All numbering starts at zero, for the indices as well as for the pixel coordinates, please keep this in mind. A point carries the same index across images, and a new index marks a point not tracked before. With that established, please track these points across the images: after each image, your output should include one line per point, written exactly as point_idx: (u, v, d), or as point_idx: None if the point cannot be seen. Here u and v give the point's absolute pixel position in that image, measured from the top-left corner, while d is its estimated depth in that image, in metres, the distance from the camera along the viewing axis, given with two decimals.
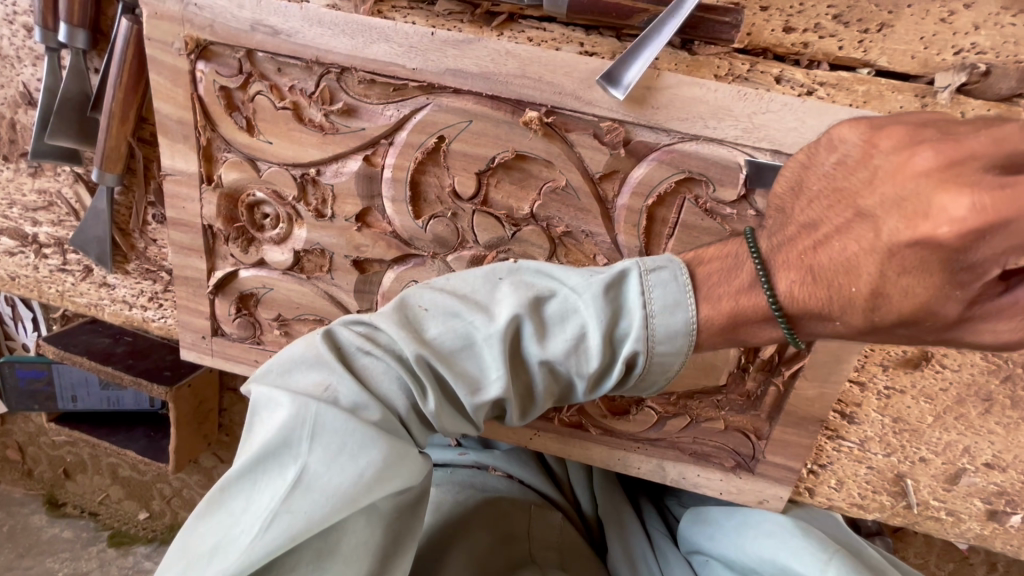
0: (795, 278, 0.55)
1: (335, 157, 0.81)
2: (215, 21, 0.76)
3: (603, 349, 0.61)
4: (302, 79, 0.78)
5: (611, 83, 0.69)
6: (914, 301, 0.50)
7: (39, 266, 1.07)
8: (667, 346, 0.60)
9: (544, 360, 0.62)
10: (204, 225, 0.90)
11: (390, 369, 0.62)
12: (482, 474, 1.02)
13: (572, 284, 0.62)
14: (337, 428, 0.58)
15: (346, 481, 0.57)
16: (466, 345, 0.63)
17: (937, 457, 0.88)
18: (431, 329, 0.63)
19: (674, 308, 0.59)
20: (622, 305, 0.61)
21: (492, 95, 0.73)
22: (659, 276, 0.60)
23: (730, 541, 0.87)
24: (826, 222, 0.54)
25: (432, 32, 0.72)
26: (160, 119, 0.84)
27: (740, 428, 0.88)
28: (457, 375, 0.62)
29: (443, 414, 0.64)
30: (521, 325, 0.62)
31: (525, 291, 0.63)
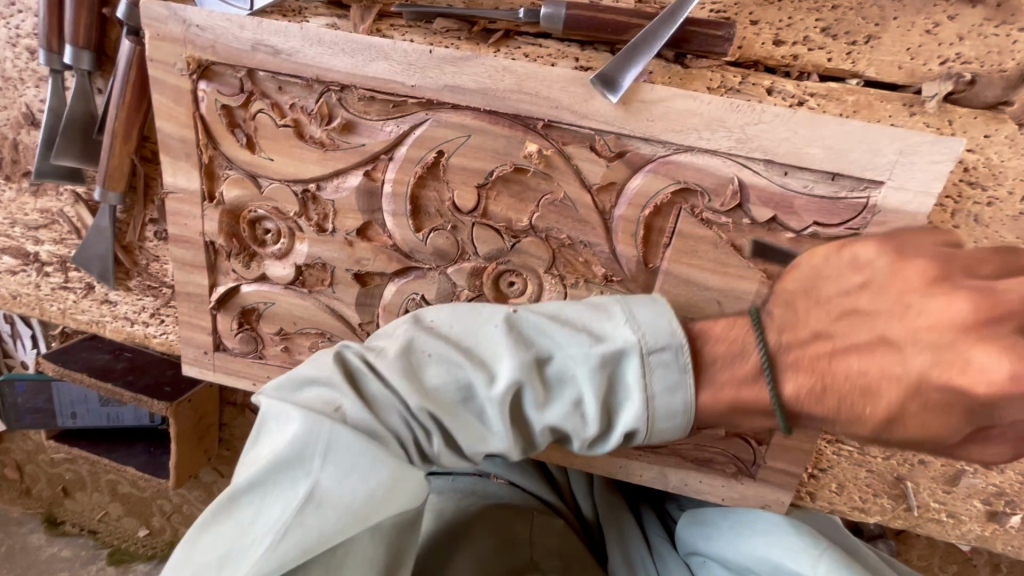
0: (799, 380, 0.55)
1: (335, 173, 0.82)
2: (216, 42, 0.77)
3: (600, 421, 0.60)
4: (302, 97, 0.79)
5: (604, 81, 0.71)
6: (931, 431, 0.51)
7: (41, 284, 1.07)
8: (665, 423, 0.59)
9: (543, 424, 0.62)
10: (206, 242, 0.91)
11: (395, 408, 0.61)
12: (483, 481, 1.02)
13: (573, 352, 0.60)
14: (351, 447, 0.58)
15: (357, 499, 0.58)
16: (468, 401, 0.62)
17: (936, 459, 0.89)
18: (433, 376, 0.62)
19: (674, 391, 0.58)
20: (620, 381, 0.60)
21: (490, 110, 0.75)
22: (661, 357, 0.58)
23: (726, 541, 0.86)
24: (835, 333, 0.56)
25: (430, 50, 0.73)
26: (162, 138, 0.85)
27: (741, 434, 0.89)
28: (461, 425, 0.62)
29: (446, 448, 0.64)
30: (521, 391, 0.60)
31: (526, 355, 0.61)
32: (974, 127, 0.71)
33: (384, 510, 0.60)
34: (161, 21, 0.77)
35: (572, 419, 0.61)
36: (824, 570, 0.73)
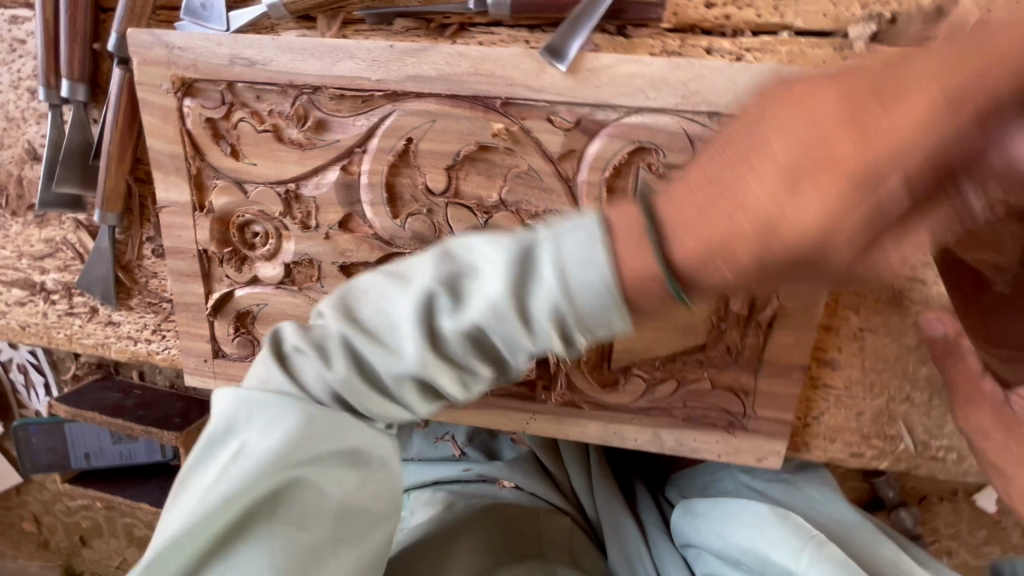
0: (675, 191, 0.44)
1: (314, 171, 0.88)
2: (197, 61, 0.84)
3: (519, 313, 0.49)
4: (278, 102, 0.85)
5: (556, 58, 0.76)
6: (808, 228, 0.38)
7: (48, 312, 1.12)
8: (595, 306, 0.46)
9: (455, 331, 0.52)
10: (199, 250, 0.96)
11: (315, 359, 0.60)
12: (492, 486, 1.10)
13: (481, 259, 0.51)
14: (269, 402, 0.61)
15: (270, 449, 0.59)
16: (382, 315, 0.56)
17: (925, 394, 0.90)
18: (352, 304, 0.58)
19: (587, 257, 0.45)
20: (534, 277, 0.48)
21: (451, 95, 0.80)
22: (566, 237, 0.47)
23: (715, 532, 0.90)
24: (753, 133, 0.41)
25: (390, 45, 0.79)
26: (154, 155, 0.91)
27: (727, 386, 0.90)
28: (374, 345, 0.57)
29: (353, 393, 0.60)
30: (429, 303, 0.53)
31: (431, 268, 0.54)
32: None
33: (306, 460, 0.61)
34: (146, 47, 0.84)
35: (485, 316, 0.50)
36: (807, 563, 0.76)
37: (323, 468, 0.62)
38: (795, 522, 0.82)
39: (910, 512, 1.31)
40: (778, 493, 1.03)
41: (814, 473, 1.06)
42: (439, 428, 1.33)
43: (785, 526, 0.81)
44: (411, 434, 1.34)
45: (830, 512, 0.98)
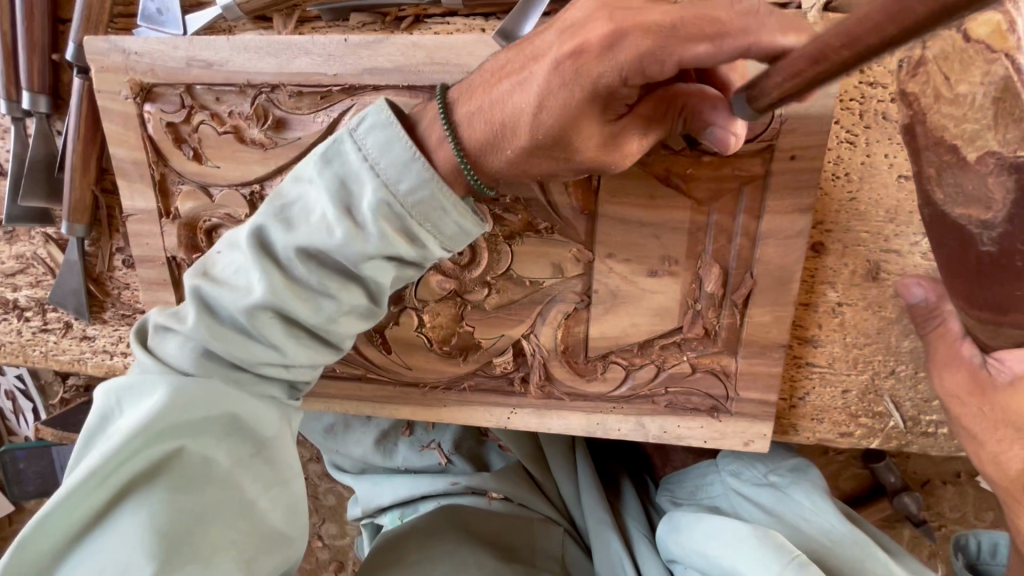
0: (468, 104, 0.65)
1: (277, 171, 0.87)
2: (154, 65, 0.84)
3: (345, 220, 0.66)
4: (237, 103, 0.85)
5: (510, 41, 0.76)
6: (562, 124, 0.60)
7: (22, 330, 1.11)
8: (401, 183, 0.65)
9: (289, 249, 0.69)
10: (168, 257, 0.95)
11: (174, 329, 0.75)
12: (481, 501, 1.17)
13: (306, 172, 0.69)
14: (133, 381, 0.75)
15: (137, 416, 0.72)
16: (236, 265, 0.72)
17: (911, 367, 0.88)
18: (218, 265, 0.74)
19: (405, 168, 0.64)
20: (345, 170, 0.67)
21: (408, 85, 0.79)
22: (364, 126, 0.66)
23: (693, 549, 0.93)
24: (525, 61, 0.61)
25: (345, 39, 0.79)
26: (117, 163, 0.91)
27: (708, 369, 0.88)
28: (229, 288, 0.72)
29: (222, 334, 0.73)
30: (264, 227, 0.70)
31: (266, 206, 0.71)
32: None
33: (171, 431, 0.72)
34: (103, 54, 0.84)
35: (320, 230, 0.67)
36: None
37: (200, 437, 0.74)
38: (774, 541, 0.83)
39: (915, 497, 1.27)
40: (761, 497, 1.02)
41: (803, 480, 1.03)
42: (424, 436, 1.31)
43: (765, 547, 0.82)
44: (396, 442, 1.31)
45: (817, 521, 0.95)
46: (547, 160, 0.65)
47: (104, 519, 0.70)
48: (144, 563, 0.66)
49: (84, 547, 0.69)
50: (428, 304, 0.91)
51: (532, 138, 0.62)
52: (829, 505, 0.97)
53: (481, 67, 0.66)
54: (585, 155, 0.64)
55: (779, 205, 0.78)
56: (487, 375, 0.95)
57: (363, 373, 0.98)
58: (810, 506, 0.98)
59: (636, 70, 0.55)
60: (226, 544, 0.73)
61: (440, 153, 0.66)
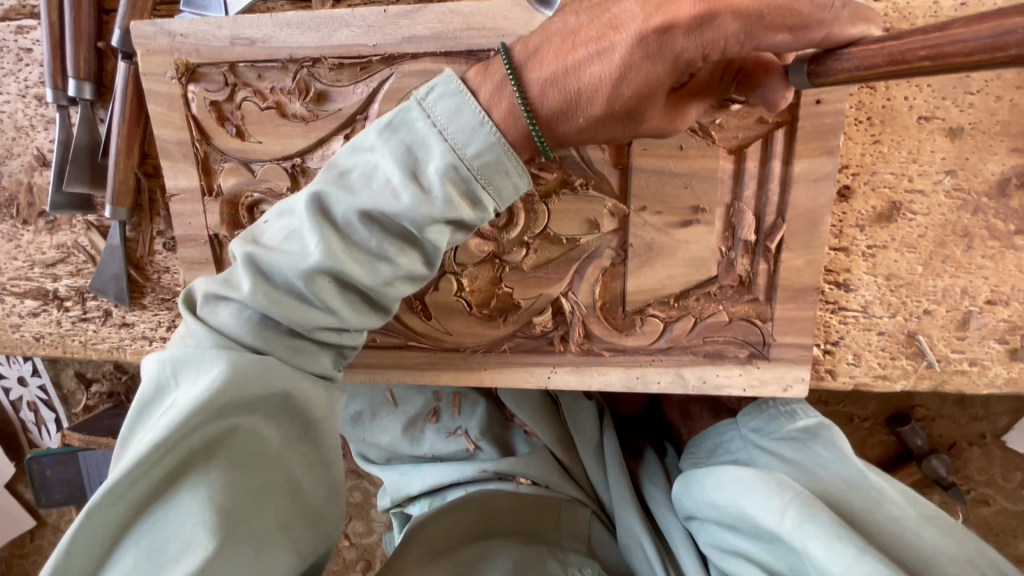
0: (541, 68, 0.66)
1: (319, 143, 0.90)
2: (199, 46, 0.87)
3: (412, 183, 0.67)
4: (279, 79, 0.88)
5: (542, 4, 0.79)
6: (641, 92, 0.64)
7: (62, 320, 1.13)
8: (469, 150, 0.66)
9: (350, 213, 0.69)
10: (211, 235, 0.98)
11: (228, 299, 0.74)
12: (507, 485, 1.15)
13: (370, 139, 0.70)
14: (185, 355, 0.72)
15: (195, 393, 0.69)
16: (292, 231, 0.72)
17: (941, 306, 0.90)
18: (270, 233, 0.74)
19: (473, 133, 0.66)
20: (412, 136, 0.68)
21: (445, 52, 0.83)
22: (434, 95, 0.68)
23: (707, 504, 0.92)
24: (604, 28, 0.64)
25: (384, 10, 0.83)
26: (161, 144, 0.94)
27: (744, 316, 0.91)
28: (286, 253, 0.71)
29: (278, 301, 0.72)
30: (324, 192, 0.70)
31: (327, 175, 0.71)
32: None
33: (224, 412, 0.70)
34: (150, 37, 0.88)
35: (384, 195, 0.68)
36: (790, 522, 0.77)
37: (255, 415, 0.73)
38: (782, 487, 0.82)
39: (943, 458, 1.28)
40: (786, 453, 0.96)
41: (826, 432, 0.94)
42: (449, 421, 1.24)
43: (771, 490, 0.82)
44: (423, 429, 1.25)
45: (842, 471, 0.89)
46: (614, 128, 0.68)
47: (160, 496, 0.69)
48: (204, 539, 0.66)
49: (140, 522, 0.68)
50: (467, 268, 0.94)
51: (609, 106, 0.66)
52: (852, 453, 0.91)
53: (547, 31, 0.68)
54: (651, 123, 0.69)
55: (807, 148, 0.81)
56: (526, 335, 0.97)
57: (404, 342, 1.00)
58: (834, 456, 0.92)
59: (719, 49, 0.60)
60: (277, 520, 0.74)
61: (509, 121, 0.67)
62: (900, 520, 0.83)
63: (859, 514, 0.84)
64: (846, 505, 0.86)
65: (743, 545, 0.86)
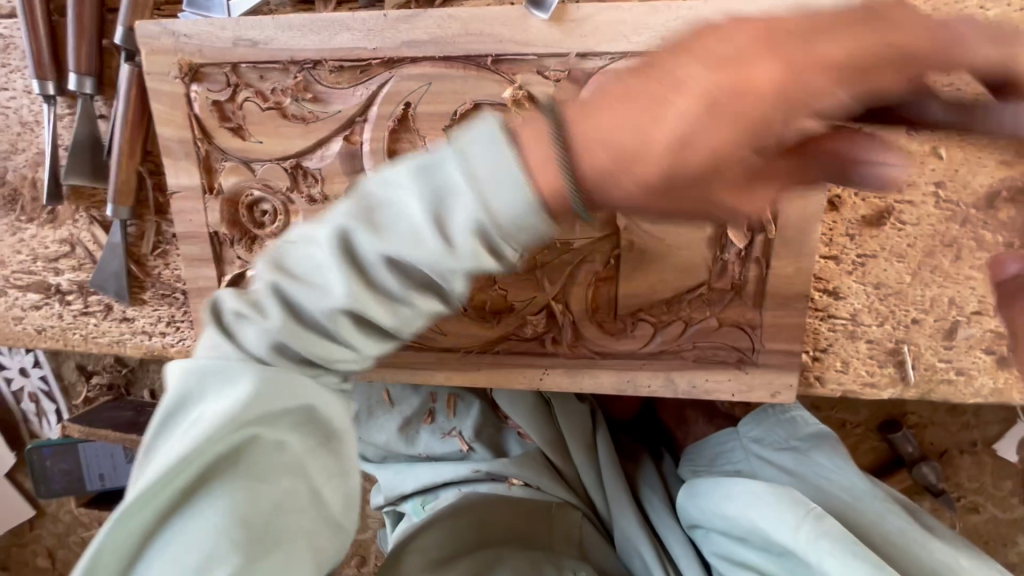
0: (583, 127, 0.48)
1: (318, 143, 0.92)
2: (203, 46, 0.89)
3: (439, 234, 0.51)
4: (280, 80, 0.90)
5: (536, 7, 0.81)
6: (716, 150, 0.47)
7: (64, 314, 1.15)
8: (531, 184, 0.48)
9: (379, 256, 0.54)
10: (211, 233, 1.00)
11: (255, 317, 0.60)
12: (502, 486, 1.12)
13: (405, 174, 0.53)
14: (206, 367, 0.61)
15: (223, 406, 0.59)
16: (318, 262, 0.58)
17: (928, 315, 0.92)
18: (289, 257, 0.59)
19: (678, 97, 0.48)
20: (464, 171, 0.50)
21: (444, 57, 0.85)
22: (477, 133, 0.50)
23: (717, 515, 0.93)
24: (674, 82, 0.47)
25: (384, 14, 0.84)
26: (164, 143, 0.95)
27: (734, 322, 0.92)
28: (311, 290, 0.58)
29: (296, 337, 0.59)
30: (350, 232, 0.55)
31: (358, 201, 0.56)
32: None
33: (272, 421, 0.61)
34: (154, 37, 0.89)
35: (413, 244, 0.53)
36: (805, 538, 0.78)
37: (273, 426, 0.62)
38: (794, 500, 0.83)
39: (933, 466, 1.30)
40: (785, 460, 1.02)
41: (825, 442, 1.02)
42: (444, 423, 1.27)
43: (783, 504, 0.83)
44: (418, 429, 1.27)
45: (840, 481, 0.96)
46: (674, 205, 0.50)
47: (180, 508, 0.61)
48: (225, 561, 0.58)
49: (152, 542, 0.60)
50: None
51: (669, 173, 0.47)
52: (852, 466, 0.98)
53: (600, 87, 0.50)
54: (724, 208, 0.51)
55: None
56: (520, 338, 0.98)
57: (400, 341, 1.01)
58: (834, 467, 0.99)
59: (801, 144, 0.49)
60: (305, 535, 0.64)
61: (541, 178, 0.48)
62: (891, 533, 0.88)
63: (857, 521, 0.90)
64: (842, 513, 0.92)
65: (756, 560, 0.87)
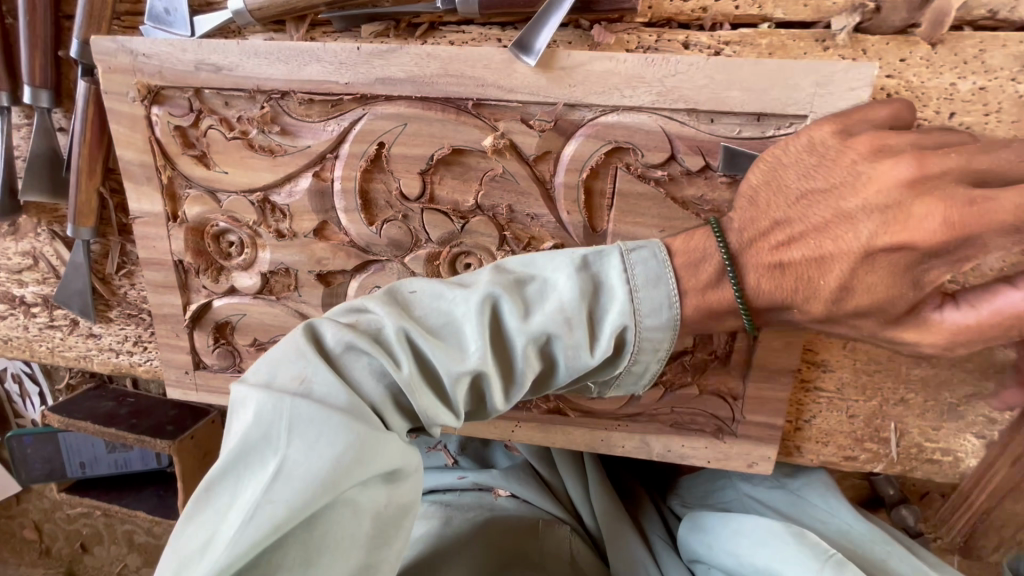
0: None
1: (287, 178, 0.86)
2: (163, 68, 0.82)
3: (582, 326, 0.64)
4: (247, 108, 0.84)
5: (524, 52, 0.74)
6: None
7: (29, 325, 1.12)
8: (651, 320, 0.65)
9: (527, 335, 0.63)
10: (175, 261, 0.95)
11: (371, 354, 0.61)
12: (487, 496, 1.03)
13: (553, 269, 0.66)
14: (313, 414, 0.57)
15: (326, 464, 0.55)
16: (453, 319, 0.63)
17: (920, 395, 0.88)
18: (423, 312, 0.65)
19: (656, 285, 0.65)
20: (603, 286, 0.66)
21: (421, 97, 0.78)
22: (638, 255, 0.66)
23: (725, 552, 0.83)
24: None
25: (357, 47, 0.77)
26: (124, 166, 0.89)
27: (715, 390, 0.88)
28: (441, 347, 0.62)
29: (417, 387, 0.61)
30: (502, 303, 0.63)
31: (505, 278, 0.65)
32: (888, 53, 0.71)
33: (359, 480, 0.57)
34: (110, 54, 0.82)
35: None
36: None
37: (365, 482, 0.58)
38: (814, 541, 0.75)
39: (914, 510, 1.08)
40: (775, 501, 0.95)
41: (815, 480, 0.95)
42: (430, 437, 1.24)
43: (802, 544, 0.74)
44: None
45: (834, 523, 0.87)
46: None
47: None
48: None
49: None
50: None
51: None
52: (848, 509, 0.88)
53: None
54: None
55: None
56: None
57: None
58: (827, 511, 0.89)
59: None
60: None
61: None
62: None
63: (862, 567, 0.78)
64: (862, 559, 0.80)
65: None
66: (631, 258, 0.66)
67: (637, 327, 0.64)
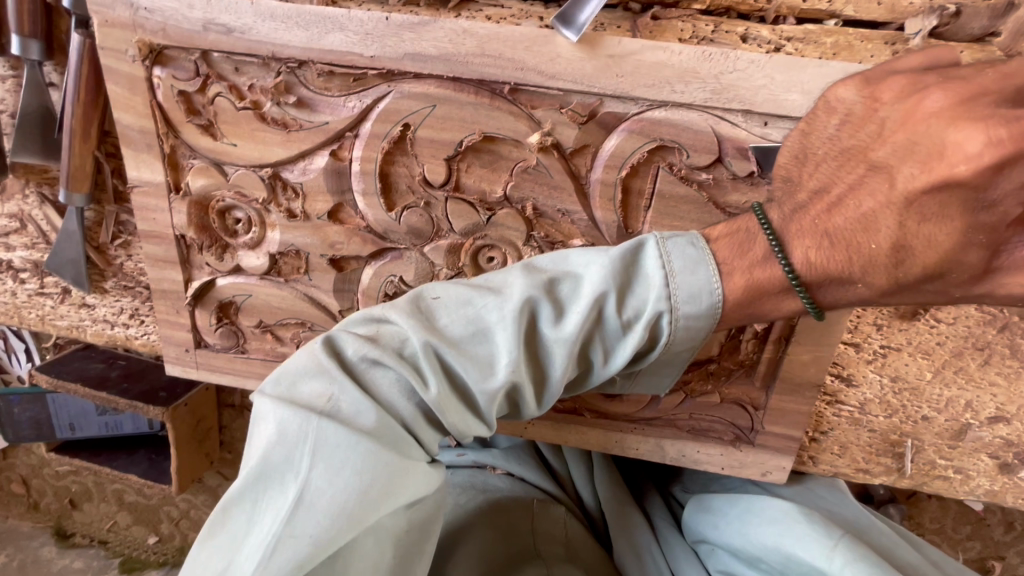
0: None
1: (301, 155, 0.80)
2: (166, 24, 0.74)
3: (620, 326, 0.59)
4: (259, 76, 0.77)
5: (565, 24, 0.67)
6: None
7: (17, 291, 1.06)
8: (692, 308, 0.58)
9: (563, 342, 0.58)
10: (177, 236, 0.89)
11: (396, 368, 0.57)
12: (482, 474, 1.00)
13: (586, 268, 0.60)
14: (335, 437, 0.53)
15: (352, 489, 0.52)
16: (482, 328, 0.59)
17: (940, 414, 0.88)
18: (447, 320, 0.60)
19: (694, 268, 0.58)
20: (641, 277, 0.59)
21: (453, 77, 0.72)
22: (675, 243, 0.59)
23: (733, 529, 0.83)
24: None
25: (386, 16, 0.70)
26: (122, 130, 0.82)
27: (736, 400, 0.87)
28: (472, 361, 0.58)
29: (447, 402, 0.57)
30: (536, 307, 0.59)
31: (535, 278, 0.60)
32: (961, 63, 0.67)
33: (385, 504, 0.54)
34: (108, 6, 0.74)
35: None
36: (838, 562, 0.68)
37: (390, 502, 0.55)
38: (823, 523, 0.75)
39: (901, 508, 1.13)
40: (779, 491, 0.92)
41: (821, 476, 0.94)
42: None
43: (812, 523, 0.75)
44: None
45: None
46: None
47: None
48: None
49: None
50: None
51: None
52: (853, 501, 0.87)
53: None
54: None
55: None
56: None
57: None
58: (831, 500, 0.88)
59: None
60: None
61: None
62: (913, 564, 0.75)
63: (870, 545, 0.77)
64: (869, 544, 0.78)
65: None
66: (666, 245, 0.59)
67: (674, 315, 0.58)
